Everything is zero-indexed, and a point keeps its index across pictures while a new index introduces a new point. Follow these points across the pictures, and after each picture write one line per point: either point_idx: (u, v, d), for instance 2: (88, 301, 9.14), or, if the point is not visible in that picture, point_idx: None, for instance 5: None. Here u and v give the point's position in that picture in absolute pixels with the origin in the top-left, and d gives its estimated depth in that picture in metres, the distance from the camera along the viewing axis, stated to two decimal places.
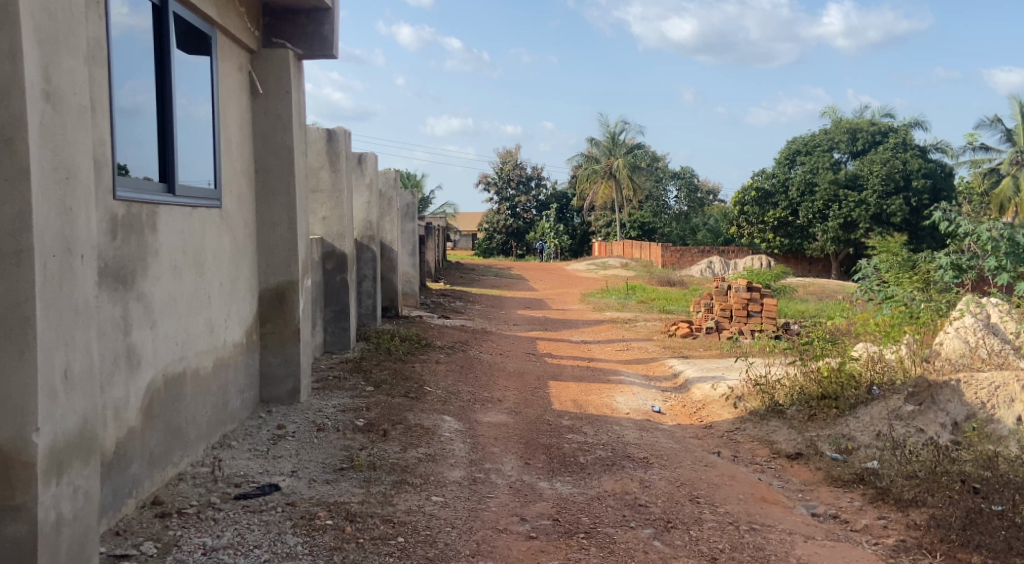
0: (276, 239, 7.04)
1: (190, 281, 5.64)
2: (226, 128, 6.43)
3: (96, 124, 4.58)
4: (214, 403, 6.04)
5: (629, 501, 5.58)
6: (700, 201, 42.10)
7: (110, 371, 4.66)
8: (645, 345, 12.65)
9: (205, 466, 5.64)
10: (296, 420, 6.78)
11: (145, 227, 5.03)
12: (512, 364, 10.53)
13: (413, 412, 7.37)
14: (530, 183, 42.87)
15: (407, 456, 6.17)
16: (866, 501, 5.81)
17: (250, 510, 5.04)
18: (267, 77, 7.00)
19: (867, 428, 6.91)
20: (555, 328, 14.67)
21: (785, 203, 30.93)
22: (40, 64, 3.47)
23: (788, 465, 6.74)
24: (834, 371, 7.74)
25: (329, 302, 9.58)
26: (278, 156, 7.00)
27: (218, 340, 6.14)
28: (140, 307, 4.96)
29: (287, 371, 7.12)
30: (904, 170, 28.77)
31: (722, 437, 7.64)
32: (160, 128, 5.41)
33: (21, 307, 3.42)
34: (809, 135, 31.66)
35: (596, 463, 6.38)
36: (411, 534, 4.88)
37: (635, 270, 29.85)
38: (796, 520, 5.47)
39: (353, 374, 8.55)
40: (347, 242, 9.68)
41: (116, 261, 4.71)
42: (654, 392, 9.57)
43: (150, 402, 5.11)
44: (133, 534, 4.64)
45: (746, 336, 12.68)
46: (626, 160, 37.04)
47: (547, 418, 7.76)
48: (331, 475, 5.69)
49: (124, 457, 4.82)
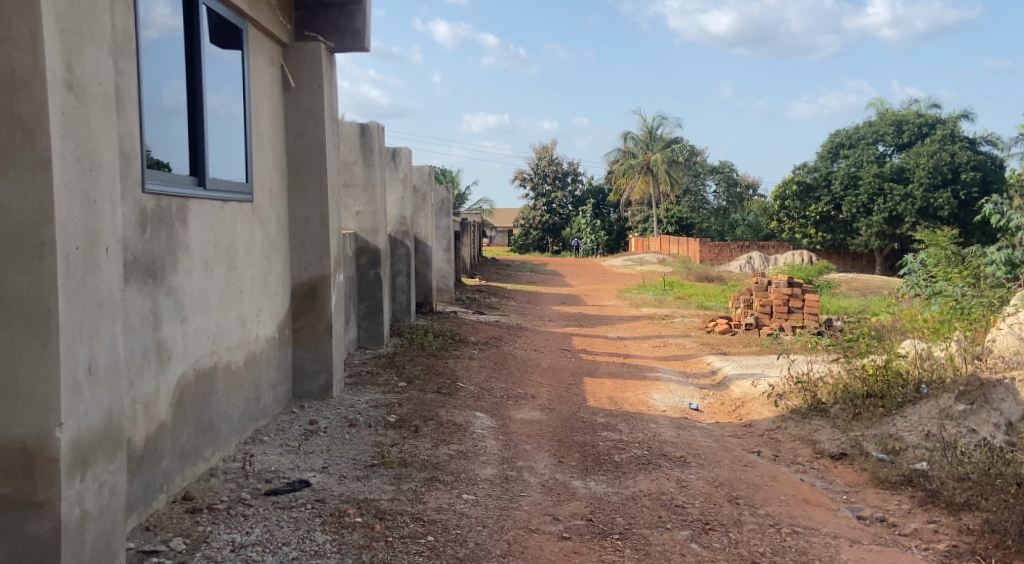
0: (308, 234, 7.00)
1: (221, 275, 5.59)
2: (258, 122, 6.39)
3: (124, 116, 4.51)
4: (246, 398, 6.01)
5: (665, 501, 5.44)
6: (738, 197, 42.28)
7: (139, 365, 4.60)
8: (682, 341, 12.48)
9: (236, 461, 5.60)
10: (328, 416, 6.73)
11: (175, 221, 4.97)
12: (547, 361, 10.42)
13: (446, 408, 7.29)
14: (566, 179, 42.76)
15: (438, 452, 6.09)
16: (915, 504, 5.64)
17: (280, 506, 4.98)
18: (299, 70, 6.95)
19: (916, 427, 6.74)
20: (591, 324, 14.56)
21: (828, 197, 30.51)
22: (62, 54, 3.42)
23: (832, 466, 6.58)
24: (880, 368, 7.58)
25: (362, 298, 9.54)
26: (310, 151, 6.95)
27: (250, 335, 6.10)
28: (170, 301, 4.92)
29: (319, 366, 7.08)
30: (952, 163, 28.36)
31: (762, 436, 7.49)
32: (191, 121, 5.35)
33: (43, 301, 3.37)
34: (853, 127, 31.36)
35: (632, 462, 6.26)
36: (441, 533, 4.79)
37: (673, 266, 29.53)
38: (841, 523, 5.31)
39: (386, 369, 8.52)
40: (381, 237, 9.63)
41: (146, 255, 4.65)
42: (692, 389, 9.42)
43: (181, 397, 5.06)
44: (162, 529, 4.60)
45: (787, 332, 12.45)
46: (664, 155, 36.95)
47: (581, 415, 7.65)
48: (362, 472, 5.62)
49: (154, 452, 4.77)
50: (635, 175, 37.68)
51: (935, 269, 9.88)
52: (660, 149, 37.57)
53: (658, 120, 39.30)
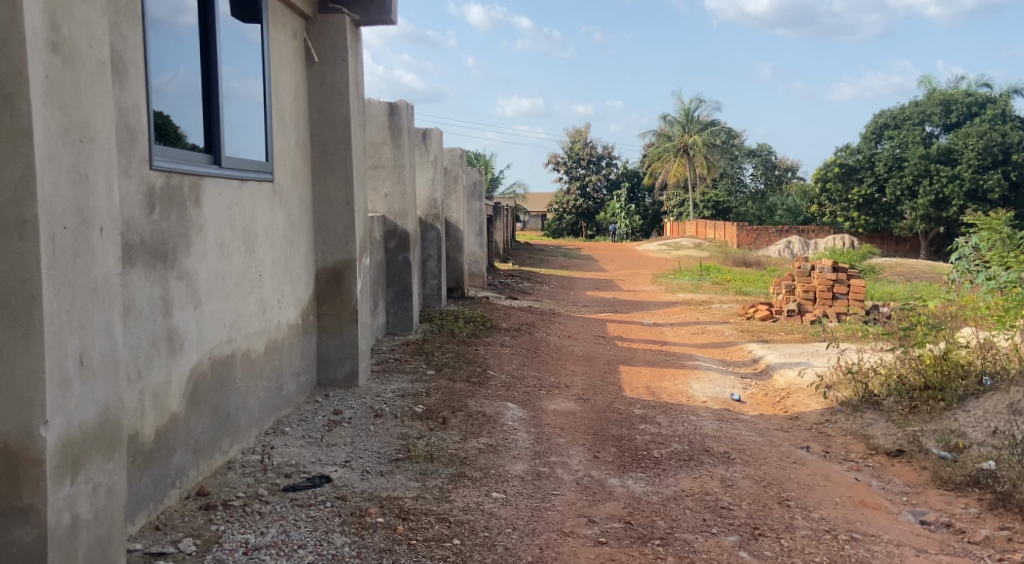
0: (332, 216, 6.70)
1: (239, 258, 5.28)
2: (279, 98, 6.07)
3: (130, 86, 4.19)
4: (266, 387, 5.72)
5: (709, 503, 5.09)
6: (777, 180, 41.64)
7: (148, 354, 4.28)
8: (721, 328, 12.05)
9: (255, 454, 5.32)
10: (353, 406, 6.44)
11: (187, 200, 4.65)
12: (581, 348, 10.07)
13: (475, 398, 6.97)
14: (601, 162, 42.23)
15: (467, 446, 5.78)
16: (984, 508, 5.34)
17: (298, 504, 4.69)
18: (323, 45, 6.62)
19: (980, 424, 6.34)
20: (626, 310, 14.20)
21: (871, 179, 29.80)
22: (45, 11, 3.11)
23: (888, 464, 6.26)
24: (938, 359, 7.22)
25: (391, 283, 9.25)
26: (334, 129, 6.64)
27: (271, 321, 5.81)
28: (183, 286, 4.59)
29: (344, 353, 6.78)
30: (1004, 143, 27.51)
31: (810, 429, 7.13)
32: (205, 95, 5.04)
33: (26, 286, 3.08)
34: (899, 107, 30.60)
35: (672, 458, 5.90)
36: (468, 536, 4.47)
37: (709, 250, 28.95)
38: (905, 530, 4.96)
39: (415, 356, 8.22)
40: (410, 220, 9.30)
41: (154, 236, 4.32)
42: (732, 378, 9.03)
43: (195, 387, 4.75)
44: (173, 528, 4.29)
45: (832, 319, 12.04)
46: (702, 138, 36.41)
47: (617, 406, 7.30)
48: (386, 467, 5.30)
49: (167, 445, 4.46)
50: (671, 158, 37.12)
51: (990, 252, 9.87)
52: (696, 131, 37.16)
53: (696, 103, 38.69)
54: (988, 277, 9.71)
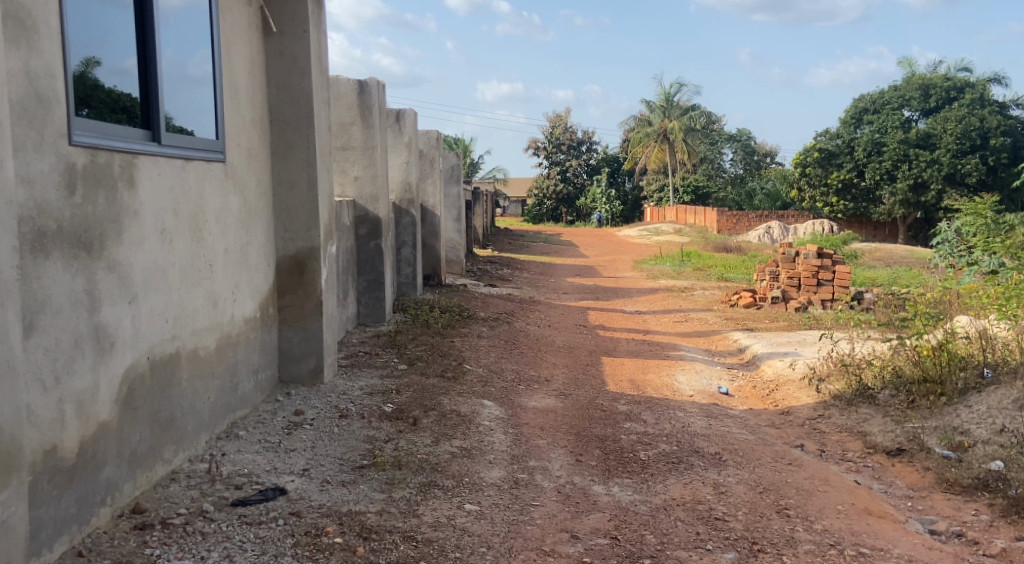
0: (294, 201, 6.17)
1: (184, 247, 4.75)
2: (232, 70, 5.52)
3: (43, 49, 3.71)
4: (219, 387, 5.20)
5: (702, 513, 4.65)
6: (755, 164, 41.40)
7: (69, 357, 3.77)
8: (705, 316, 11.60)
9: (204, 462, 4.81)
10: (317, 406, 5.93)
11: (119, 181, 4.13)
12: (562, 339, 9.58)
13: (449, 395, 6.47)
14: (581, 147, 41.75)
15: (439, 451, 5.29)
16: (996, 514, 4.96)
17: (247, 521, 4.19)
18: (282, 14, 6.07)
19: (983, 420, 5.92)
20: (607, 297, 13.74)
21: (852, 163, 29.32)
22: None
23: (889, 464, 5.85)
24: (936, 350, 6.77)
25: (362, 271, 8.72)
26: (295, 106, 6.11)
27: (223, 315, 5.28)
28: (113, 279, 4.07)
29: (308, 348, 6.27)
30: (981, 128, 27.40)
31: (803, 426, 6.70)
32: (142, 64, 4.50)
33: None
34: (878, 91, 30.25)
35: (659, 461, 5.45)
36: (437, 558, 4.02)
37: (690, 236, 28.46)
38: (914, 542, 4.55)
39: (386, 350, 7.71)
40: (382, 205, 8.77)
41: (75, 222, 3.82)
42: (719, 369, 8.61)
43: (131, 392, 4.23)
44: (99, 554, 3.80)
45: (817, 307, 11.63)
46: (681, 123, 35.96)
47: (600, 403, 6.82)
48: (348, 476, 4.81)
49: (95, 458, 3.95)
50: (652, 143, 36.73)
51: (974, 238, 9.57)
52: (677, 117, 36.52)
53: (675, 87, 38.30)
54: (973, 261, 9.35)
